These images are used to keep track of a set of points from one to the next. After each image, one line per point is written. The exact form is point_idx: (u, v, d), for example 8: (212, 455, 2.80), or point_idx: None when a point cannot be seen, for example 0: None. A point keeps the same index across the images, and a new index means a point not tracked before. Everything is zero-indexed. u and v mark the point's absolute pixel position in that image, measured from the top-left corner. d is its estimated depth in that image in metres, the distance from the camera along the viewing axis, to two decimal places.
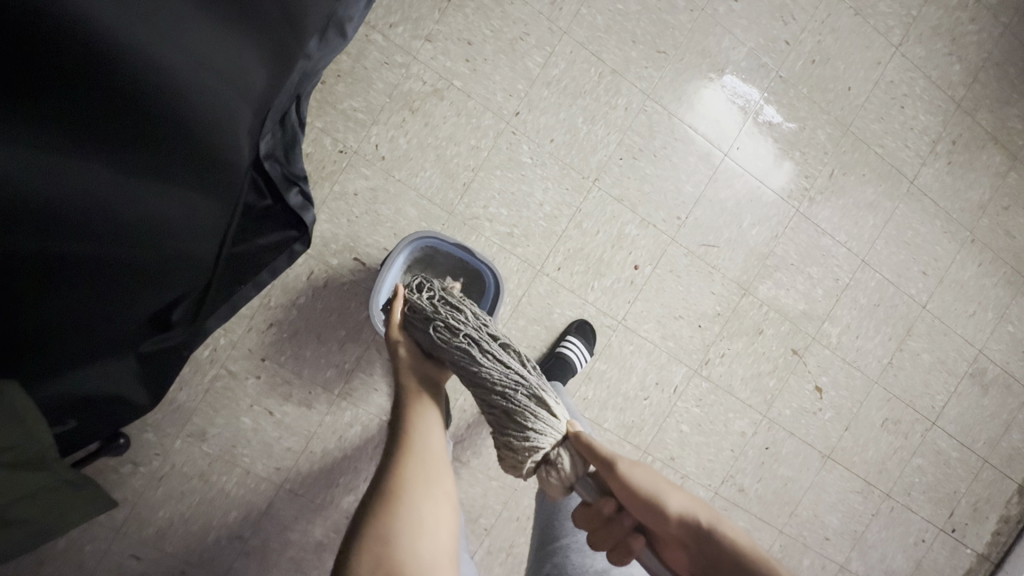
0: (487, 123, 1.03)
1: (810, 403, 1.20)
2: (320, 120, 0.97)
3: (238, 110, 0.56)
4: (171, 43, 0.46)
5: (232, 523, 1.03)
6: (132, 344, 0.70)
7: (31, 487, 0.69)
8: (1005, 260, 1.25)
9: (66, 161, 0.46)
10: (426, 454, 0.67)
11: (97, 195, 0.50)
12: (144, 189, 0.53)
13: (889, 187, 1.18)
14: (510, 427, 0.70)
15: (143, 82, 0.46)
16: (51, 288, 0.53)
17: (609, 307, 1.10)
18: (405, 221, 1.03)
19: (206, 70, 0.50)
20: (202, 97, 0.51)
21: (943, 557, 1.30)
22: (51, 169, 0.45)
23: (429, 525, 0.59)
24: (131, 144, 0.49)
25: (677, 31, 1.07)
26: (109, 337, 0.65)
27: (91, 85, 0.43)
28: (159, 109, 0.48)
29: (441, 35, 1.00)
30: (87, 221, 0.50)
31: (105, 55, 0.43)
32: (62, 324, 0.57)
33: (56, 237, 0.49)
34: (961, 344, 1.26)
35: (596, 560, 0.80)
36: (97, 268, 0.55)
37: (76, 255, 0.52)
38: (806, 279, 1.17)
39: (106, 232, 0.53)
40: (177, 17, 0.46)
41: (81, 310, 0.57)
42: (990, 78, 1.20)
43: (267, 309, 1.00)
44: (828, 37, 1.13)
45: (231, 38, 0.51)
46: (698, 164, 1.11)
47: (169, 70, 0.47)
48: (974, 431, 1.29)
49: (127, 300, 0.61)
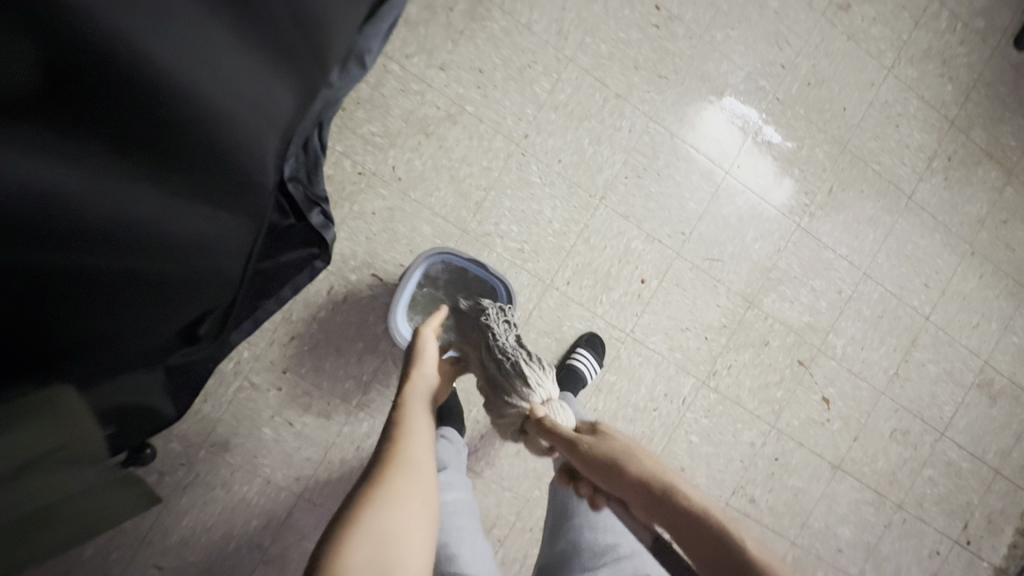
0: (498, 145, 1.09)
1: (818, 414, 1.21)
2: (340, 144, 1.03)
3: (265, 135, 0.53)
4: (206, 60, 0.42)
5: (253, 532, 1.05)
6: (161, 359, 0.74)
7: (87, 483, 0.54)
8: (1006, 272, 1.28)
9: (69, 176, 0.40)
10: (415, 459, 0.64)
11: (107, 216, 0.43)
12: (162, 209, 0.48)
13: (888, 202, 1.22)
14: (493, 393, 0.80)
15: (171, 96, 0.41)
16: (61, 312, 0.48)
17: (617, 320, 1.14)
18: (420, 238, 1.08)
19: (233, 94, 0.46)
20: (228, 120, 0.47)
21: (959, 571, 1.29)
22: (51, 185, 0.39)
23: (408, 525, 0.57)
24: (143, 156, 0.43)
25: (677, 57, 1.13)
26: (142, 354, 0.67)
27: (120, 108, 0.39)
28: (180, 125, 0.43)
29: (454, 64, 1.06)
30: (99, 242, 0.45)
31: (135, 70, 0.38)
32: (86, 350, 0.53)
33: (64, 258, 0.43)
34: (967, 355, 1.27)
35: (607, 536, 0.77)
36: (110, 287, 0.49)
37: (90, 279, 0.47)
38: (809, 292, 1.20)
39: (125, 253, 0.47)
40: (201, 33, 0.41)
41: (95, 337, 0.53)
42: (982, 97, 1.25)
43: (289, 323, 1.05)
44: (822, 61, 1.18)
45: (257, 63, 0.48)
46: (700, 182, 1.16)
47: (193, 90, 0.42)
48: (984, 442, 1.29)
49: (143, 323, 0.57)
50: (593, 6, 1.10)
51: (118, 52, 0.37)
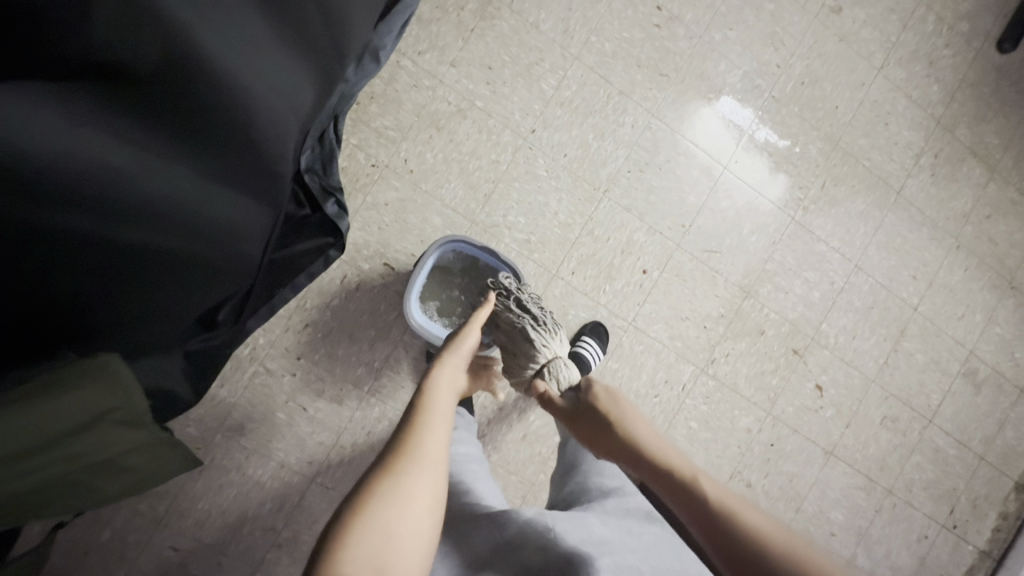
0: (506, 140, 1.13)
1: (811, 401, 1.26)
2: (355, 137, 1.07)
3: (292, 128, 0.57)
4: (247, 51, 0.48)
5: (266, 515, 1.08)
6: (178, 343, 0.79)
7: (132, 444, 0.63)
8: (990, 265, 1.33)
9: (123, 142, 0.45)
10: (426, 452, 0.60)
11: (151, 185, 0.47)
12: (198, 188, 0.51)
13: (878, 198, 1.27)
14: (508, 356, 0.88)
15: (213, 78, 0.47)
16: (92, 274, 0.50)
17: (620, 309, 1.18)
18: (430, 229, 1.11)
19: (267, 85, 0.51)
20: (263, 110, 0.52)
21: (946, 553, 1.34)
22: (102, 146, 0.43)
23: (418, 500, 0.55)
24: (183, 129, 0.48)
25: (678, 56, 1.18)
26: (166, 335, 0.71)
27: (171, 81, 0.45)
28: (218, 107, 0.48)
29: (464, 61, 1.10)
30: (139, 211, 0.48)
31: (184, 47, 0.44)
32: (111, 314, 0.55)
33: (105, 222, 0.46)
34: (953, 345, 1.33)
35: (612, 478, 0.78)
36: (139, 260, 0.52)
37: (123, 245, 0.49)
38: (803, 283, 1.25)
39: (158, 225, 0.50)
40: (242, 27, 0.48)
41: (119, 308, 0.55)
42: (966, 98, 1.31)
43: (304, 310, 1.08)
44: (815, 61, 1.23)
45: (290, 59, 0.53)
46: (700, 177, 1.20)
47: (233, 76, 0.48)
48: (969, 429, 1.35)
49: (159, 301, 0.58)
50: (597, 7, 1.14)
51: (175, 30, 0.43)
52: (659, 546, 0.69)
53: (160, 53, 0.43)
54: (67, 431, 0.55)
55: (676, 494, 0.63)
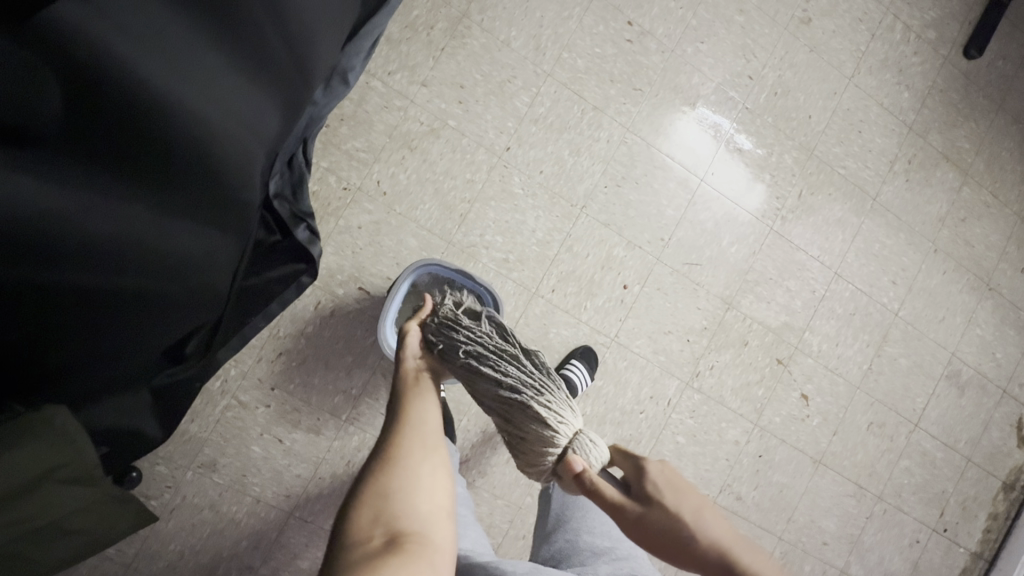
0: (481, 158, 1.11)
1: (798, 410, 1.25)
2: (325, 161, 1.05)
3: (259, 158, 0.53)
4: (212, 89, 0.45)
5: (243, 553, 1.04)
6: (145, 379, 0.75)
7: (83, 502, 0.66)
8: (967, 268, 1.34)
9: (88, 192, 0.43)
10: (421, 426, 0.68)
11: (126, 228, 0.46)
12: (170, 226, 0.50)
13: (855, 204, 1.28)
14: (513, 431, 0.75)
15: (171, 119, 0.43)
16: (66, 322, 0.49)
17: (602, 325, 1.16)
18: (406, 251, 1.09)
19: (227, 115, 0.47)
20: (228, 141, 0.48)
21: (938, 558, 1.33)
22: (69, 195, 0.42)
23: (413, 507, 0.58)
24: (151, 175, 0.45)
25: (651, 71, 1.18)
26: (131, 375, 0.68)
27: (131, 127, 0.42)
28: (185, 148, 0.45)
29: (436, 80, 1.09)
30: (108, 254, 0.46)
31: (133, 91, 0.40)
32: (84, 362, 0.53)
33: (75, 269, 0.45)
34: (935, 348, 1.32)
35: (603, 539, 0.82)
36: (110, 304, 0.50)
37: (94, 290, 0.48)
38: (785, 292, 1.24)
39: (129, 266, 0.48)
40: (201, 64, 0.44)
41: (87, 354, 0.53)
42: (936, 103, 1.32)
43: (277, 339, 1.05)
44: (787, 72, 1.24)
45: (263, 90, 0.50)
46: (677, 190, 1.20)
47: (192, 113, 0.44)
48: (955, 431, 1.34)
49: (128, 345, 0.56)
50: (568, 23, 1.14)
51: (125, 74, 0.39)
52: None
53: (112, 100, 0.40)
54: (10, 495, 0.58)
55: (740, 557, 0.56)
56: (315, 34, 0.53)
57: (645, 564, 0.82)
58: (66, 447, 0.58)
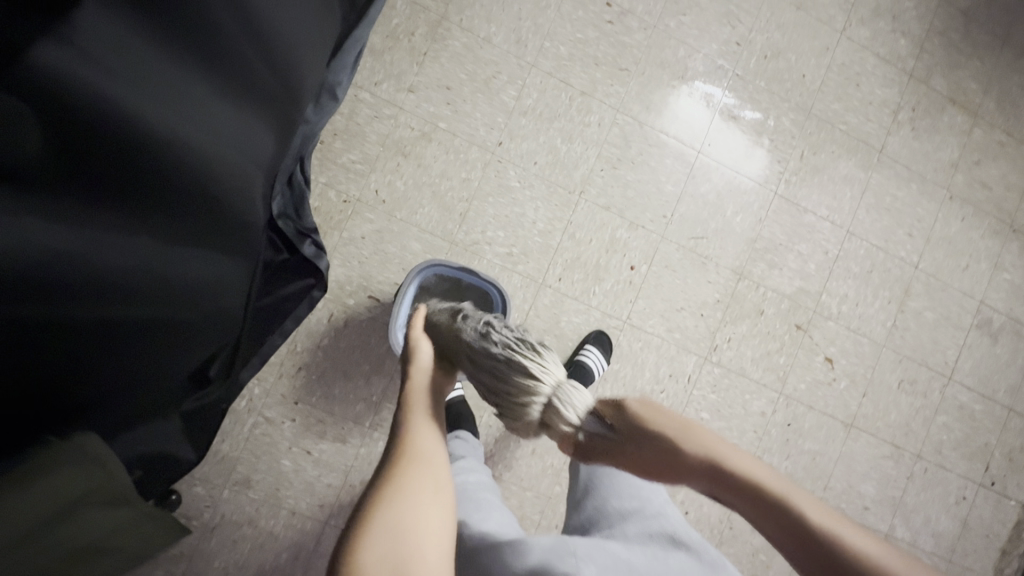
0: (474, 156, 1.12)
1: (823, 374, 1.22)
2: (323, 177, 1.07)
3: (251, 175, 0.56)
4: (202, 121, 0.47)
5: (284, 565, 1.07)
6: (174, 405, 0.77)
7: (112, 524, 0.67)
8: (987, 211, 1.29)
9: (101, 230, 0.43)
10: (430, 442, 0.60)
11: (138, 259, 0.47)
12: (174, 253, 0.51)
13: (861, 159, 1.25)
14: (494, 389, 0.65)
15: (172, 154, 0.44)
16: (89, 352, 0.50)
17: (613, 309, 1.16)
18: (411, 255, 1.11)
19: (217, 142, 0.49)
20: (220, 167, 0.50)
21: (989, 513, 1.29)
22: (83, 236, 0.42)
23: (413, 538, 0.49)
24: (156, 207, 0.46)
25: (635, 49, 1.17)
26: (160, 400, 0.70)
27: (134, 165, 0.42)
28: (184, 177, 0.47)
29: (422, 85, 1.10)
30: (123, 287, 0.47)
31: (135, 132, 0.41)
32: (107, 387, 0.55)
33: (97, 304, 0.46)
34: (962, 298, 1.28)
35: (632, 500, 0.77)
36: (129, 333, 0.52)
37: (113, 322, 0.49)
38: (797, 256, 1.22)
39: (146, 296, 0.50)
40: (190, 98, 0.45)
41: (109, 380, 0.54)
42: (936, 46, 1.28)
43: (295, 354, 1.08)
44: (775, 33, 1.22)
45: (244, 112, 0.52)
46: (675, 165, 1.19)
47: (190, 145, 0.46)
48: (992, 380, 1.30)
49: (146, 369, 0.58)
50: (546, 11, 1.14)
51: (126, 114, 0.40)
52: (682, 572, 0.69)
53: (112, 141, 0.40)
54: (46, 525, 0.57)
55: (735, 479, 0.57)
56: (291, 52, 0.55)
57: (677, 521, 0.77)
58: (98, 468, 0.58)
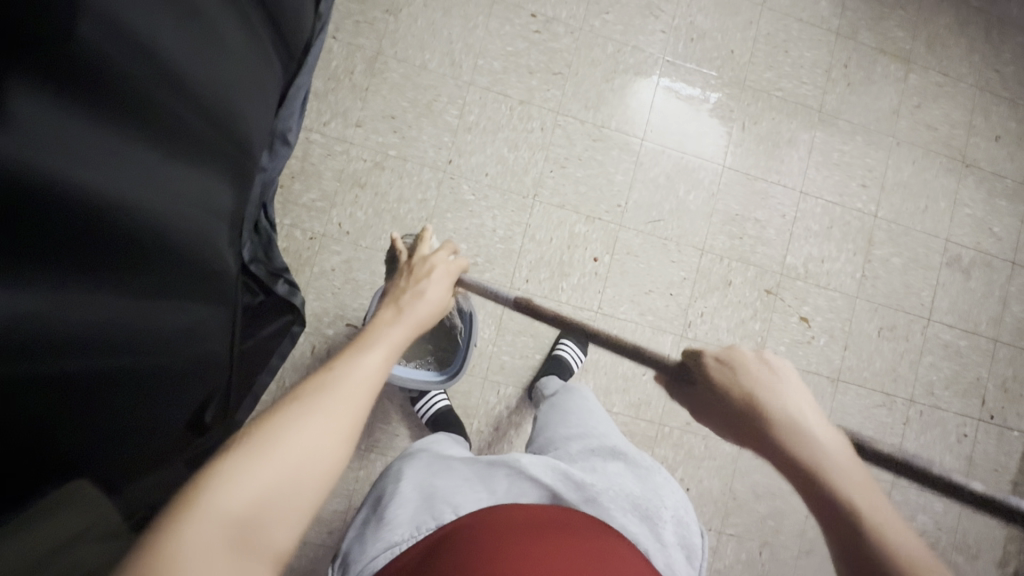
0: (427, 177, 1.18)
1: (800, 334, 1.24)
2: (287, 218, 1.13)
3: (203, 220, 0.56)
4: (154, 180, 0.45)
5: None
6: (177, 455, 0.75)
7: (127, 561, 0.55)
8: (937, 151, 1.32)
9: (76, 292, 0.41)
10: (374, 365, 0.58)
11: (109, 320, 0.46)
12: (145, 307, 0.50)
13: (802, 121, 1.28)
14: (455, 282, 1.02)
15: (132, 218, 0.44)
16: (74, 413, 0.48)
17: (583, 301, 1.19)
18: (381, 279, 1.16)
19: (170, 199, 0.48)
20: (175, 216, 0.50)
21: (993, 447, 1.28)
22: (64, 306, 0.40)
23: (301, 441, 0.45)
24: (121, 267, 0.45)
25: (565, 53, 1.23)
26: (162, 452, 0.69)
27: (97, 232, 0.41)
28: (146, 234, 0.46)
29: (368, 118, 1.16)
30: (102, 343, 0.46)
31: (96, 209, 0.40)
32: (99, 441, 0.54)
33: (82, 361, 0.45)
34: (927, 239, 1.30)
35: (577, 428, 0.83)
36: (107, 389, 0.50)
37: (96, 377, 0.47)
38: (755, 224, 1.25)
39: (124, 351, 0.49)
40: (140, 164, 0.43)
41: (98, 435, 0.53)
42: (857, 2, 1.32)
43: (285, 389, 1.12)
44: (698, 16, 1.27)
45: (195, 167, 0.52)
46: (621, 155, 1.23)
47: (145, 207, 0.45)
48: (973, 315, 1.30)
49: (130, 421, 0.57)
50: (475, 31, 1.20)
51: (82, 191, 0.38)
52: (621, 476, 0.73)
53: (73, 220, 0.38)
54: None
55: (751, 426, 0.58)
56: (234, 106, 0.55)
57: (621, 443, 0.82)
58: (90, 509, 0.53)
